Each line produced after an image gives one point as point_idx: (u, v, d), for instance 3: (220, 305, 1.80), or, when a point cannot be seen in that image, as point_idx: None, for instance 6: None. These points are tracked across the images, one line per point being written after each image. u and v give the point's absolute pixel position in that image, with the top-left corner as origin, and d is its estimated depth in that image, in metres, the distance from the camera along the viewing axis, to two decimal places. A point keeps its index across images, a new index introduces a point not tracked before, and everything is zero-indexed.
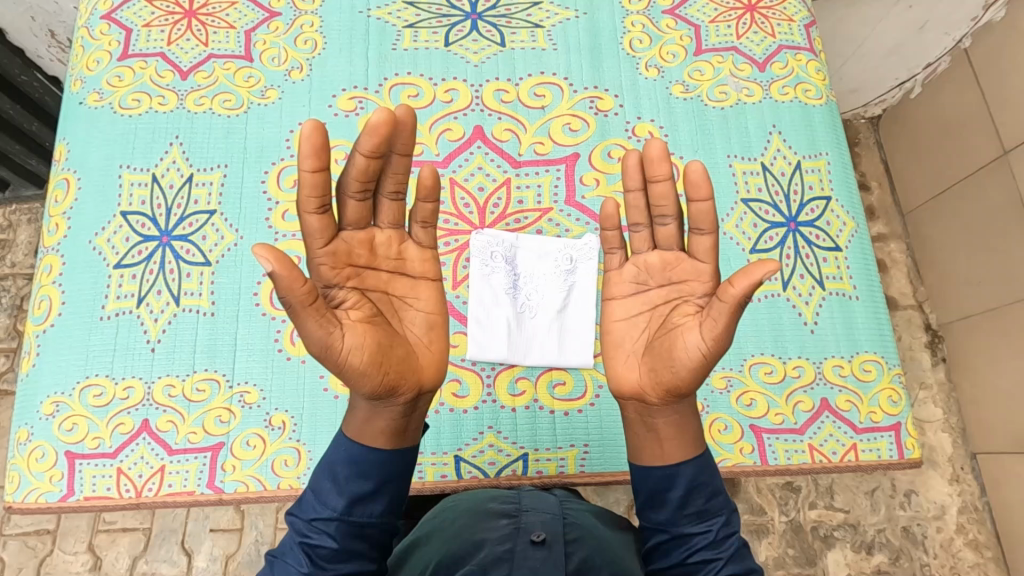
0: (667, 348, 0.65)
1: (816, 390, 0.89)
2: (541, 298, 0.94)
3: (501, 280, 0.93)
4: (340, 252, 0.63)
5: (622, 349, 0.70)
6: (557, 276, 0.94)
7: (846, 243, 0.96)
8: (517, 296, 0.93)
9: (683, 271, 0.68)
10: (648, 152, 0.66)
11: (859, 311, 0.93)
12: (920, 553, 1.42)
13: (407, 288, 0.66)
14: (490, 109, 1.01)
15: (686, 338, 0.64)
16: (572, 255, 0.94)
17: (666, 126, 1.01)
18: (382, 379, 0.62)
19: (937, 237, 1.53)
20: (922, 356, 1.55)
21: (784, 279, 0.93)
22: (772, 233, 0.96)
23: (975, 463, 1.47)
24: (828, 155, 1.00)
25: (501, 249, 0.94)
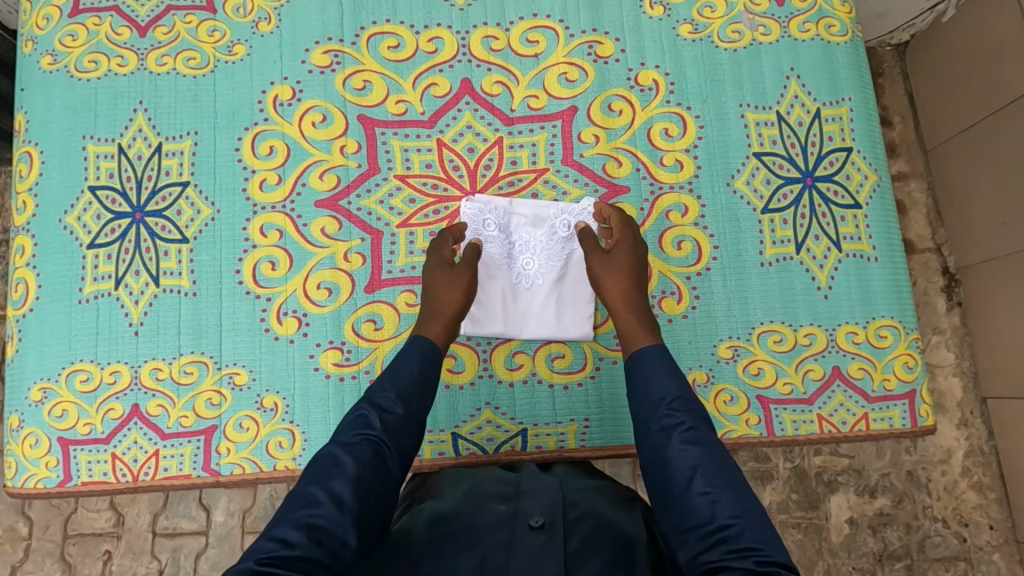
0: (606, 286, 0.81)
1: (827, 359, 0.85)
2: (537, 267, 0.88)
3: (495, 250, 0.88)
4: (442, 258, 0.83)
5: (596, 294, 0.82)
6: (554, 243, 0.88)
7: (867, 200, 0.89)
8: (514, 265, 0.88)
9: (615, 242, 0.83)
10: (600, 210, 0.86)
11: (878, 274, 0.87)
12: (923, 496, 1.42)
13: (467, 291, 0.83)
14: (478, 59, 0.92)
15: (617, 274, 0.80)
16: (569, 219, 0.88)
17: (673, 73, 0.92)
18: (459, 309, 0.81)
19: (960, 175, 1.44)
20: (937, 301, 1.49)
21: (798, 241, 0.87)
22: (786, 191, 0.89)
23: (984, 409, 1.45)
24: (851, 101, 0.91)
25: (494, 216, 0.87)
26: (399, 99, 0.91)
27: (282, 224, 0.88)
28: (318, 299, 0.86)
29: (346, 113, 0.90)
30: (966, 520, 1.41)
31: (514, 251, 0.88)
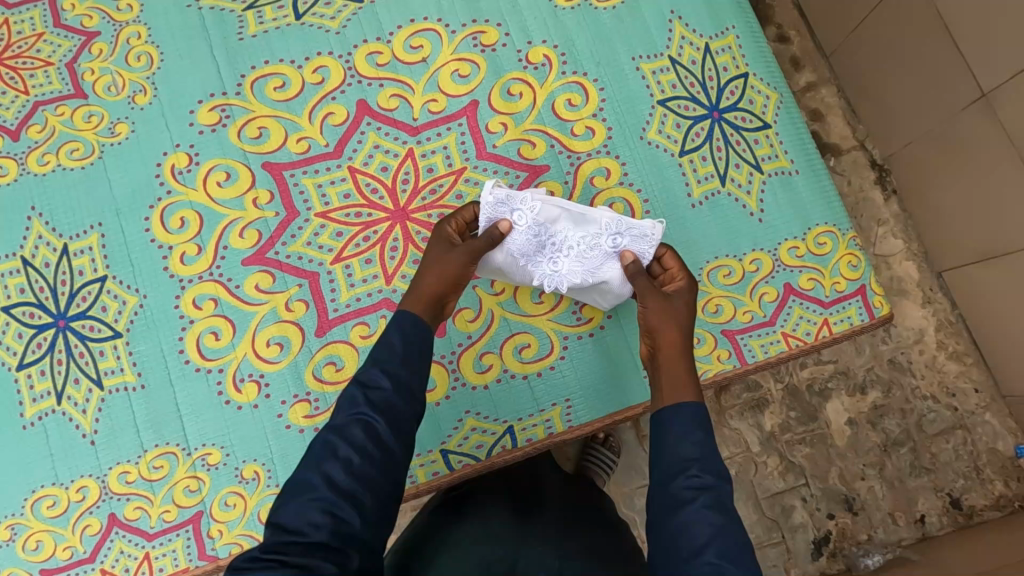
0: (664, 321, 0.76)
1: (777, 278, 0.87)
2: (567, 265, 0.82)
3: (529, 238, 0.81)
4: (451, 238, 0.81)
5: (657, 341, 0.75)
6: (595, 251, 0.81)
7: (774, 117, 0.91)
8: (542, 258, 0.82)
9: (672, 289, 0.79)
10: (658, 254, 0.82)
11: (803, 185, 0.89)
12: (909, 379, 1.45)
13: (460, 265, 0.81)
14: (368, 78, 0.91)
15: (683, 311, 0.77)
16: (622, 232, 0.81)
17: (561, 43, 0.93)
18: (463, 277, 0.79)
19: (859, 71, 1.50)
20: (875, 194, 1.54)
21: (721, 174, 0.89)
22: (697, 128, 0.90)
23: (939, 283, 1.50)
24: (734, 29, 0.93)
25: (537, 203, 0.81)
26: (299, 137, 0.89)
27: (214, 292, 0.85)
28: (271, 356, 0.84)
29: (249, 164, 0.88)
30: (952, 389, 1.45)
31: (545, 247, 0.82)
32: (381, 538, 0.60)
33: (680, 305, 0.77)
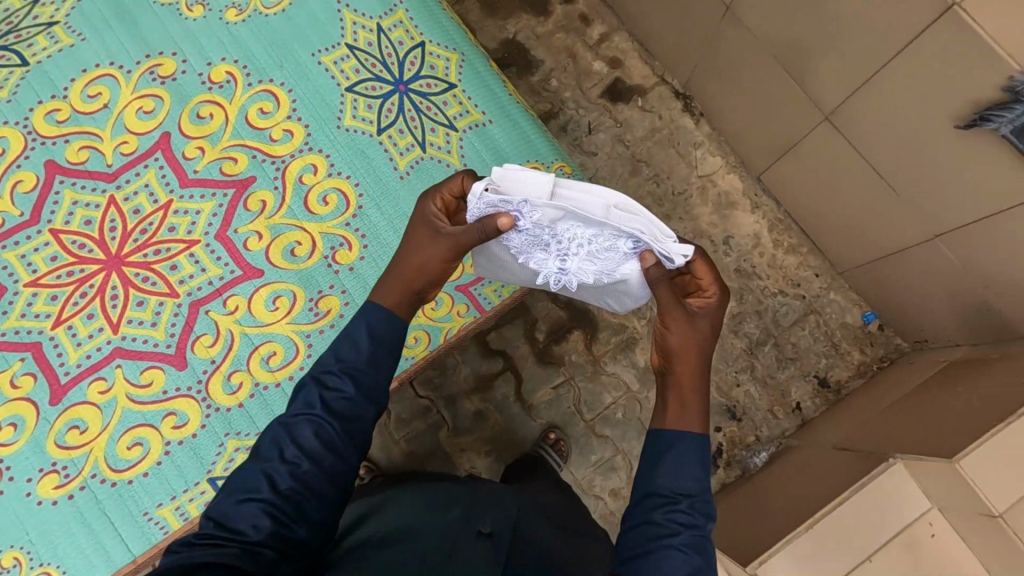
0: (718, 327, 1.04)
1: (496, 215, 1.07)
2: (582, 252, 1.04)
3: (547, 214, 1.01)
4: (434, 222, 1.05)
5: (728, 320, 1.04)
6: (606, 251, 1.04)
7: (457, 75, 1.17)
8: (549, 249, 1.06)
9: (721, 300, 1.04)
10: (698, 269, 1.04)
11: (494, 127, 1.16)
12: None
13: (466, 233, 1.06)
14: (49, 137, 1.12)
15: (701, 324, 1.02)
16: (660, 238, 1.01)
17: (241, 58, 1.15)
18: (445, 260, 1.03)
19: (648, 19, 2.02)
20: None
21: (422, 140, 1.14)
22: (388, 102, 1.15)
23: (686, 196, 2.01)
24: (403, 5, 1.19)
25: (537, 197, 1.01)
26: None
27: None
28: (7, 437, 1.04)
29: None
30: None
31: (554, 235, 1.04)
32: (295, 531, 0.86)
33: (703, 323, 1.02)
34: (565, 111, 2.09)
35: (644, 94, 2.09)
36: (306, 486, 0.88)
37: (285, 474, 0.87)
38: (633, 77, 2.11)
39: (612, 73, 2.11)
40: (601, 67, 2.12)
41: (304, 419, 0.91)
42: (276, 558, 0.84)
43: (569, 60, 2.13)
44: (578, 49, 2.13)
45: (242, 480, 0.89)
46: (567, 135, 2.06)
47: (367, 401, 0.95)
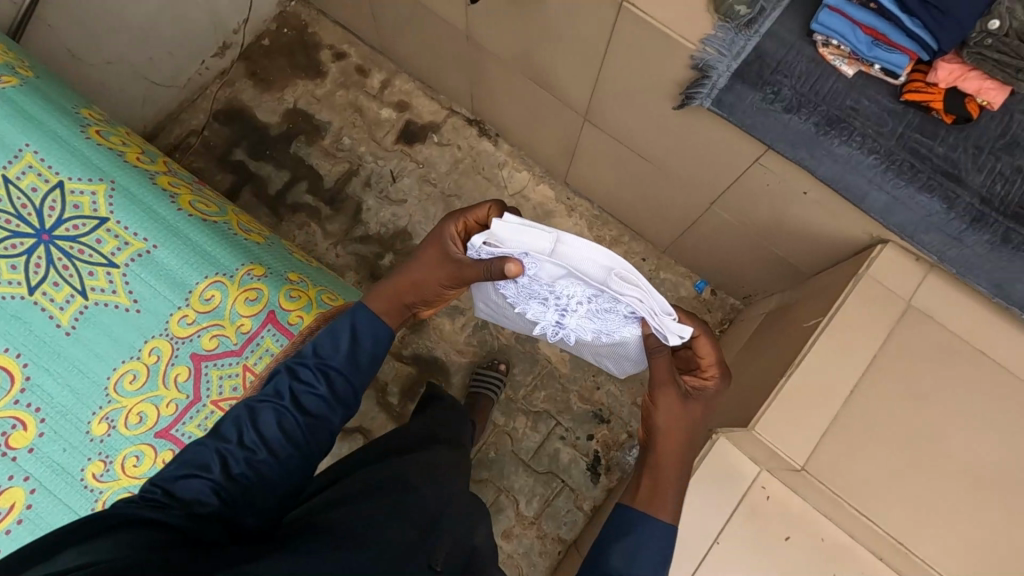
0: (705, 409, 1.08)
1: (181, 357, 1.18)
2: (582, 309, 1.03)
3: (546, 271, 0.98)
4: (433, 258, 1.08)
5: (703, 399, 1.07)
6: (607, 313, 1.02)
7: (107, 209, 1.19)
8: (543, 293, 1.03)
9: (704, 387, 1.08)
10: (699, 343, 1.06)
11: (162, 255, 1.20)
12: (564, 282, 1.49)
13: (422, 275, 1.09)
14: None
15: (693, 411, 1.06)
16: (656, 315, 0.97)
17: None
18: (433, 290, 1.09)
19: (417, 58, 2.01)
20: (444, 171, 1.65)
21: (81, 289, 1.16)
22: (30, 256, 1.14)
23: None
24: (28, 145, 1.18)
25: (546, 251, 0.97)
26: None
27: None
28: None
29: None
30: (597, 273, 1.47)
31: (551, 288, 1.01)
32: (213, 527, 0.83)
33: (692, 406, 1.07)
34: (365, 166, 2.05)
35: (438, 129, 2.08)
36: (256, 475, 0.88)
37: (240, 460, 0.88)
38: (423, 115, 2.10)
39: (402, 116, 2.09)
40: (390, 114, 2.10)
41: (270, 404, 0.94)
42: (214, 529, 0.83)
43: (357, 114, 2.10)
44: (363, 101, 2.11)
45: (191, 455, 0.89)
46: (372, 190, 2.03)
47: (336, 404, 0.96)
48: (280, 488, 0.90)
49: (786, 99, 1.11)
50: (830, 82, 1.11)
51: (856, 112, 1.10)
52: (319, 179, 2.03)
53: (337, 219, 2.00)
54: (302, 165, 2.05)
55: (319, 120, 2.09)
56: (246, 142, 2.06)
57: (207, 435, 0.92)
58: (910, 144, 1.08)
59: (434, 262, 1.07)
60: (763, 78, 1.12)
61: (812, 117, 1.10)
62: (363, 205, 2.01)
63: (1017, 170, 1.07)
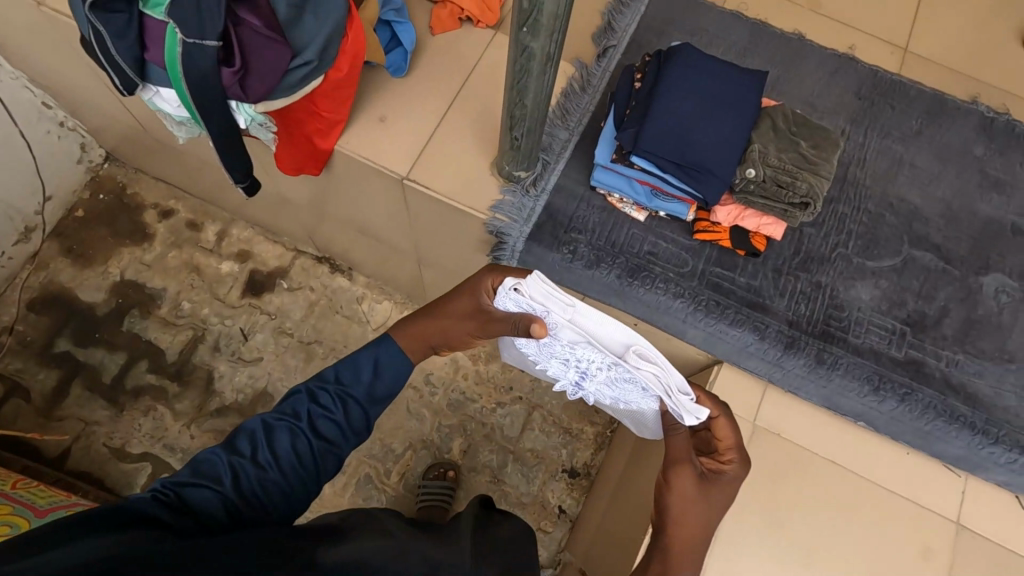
0: (722, 498, 0.86)
1: None
2: (599, 377, 0.88)
3: (570, 336, 0.82)
4: (456, 314, 0.91)
5: (721, 483, 0.87)
6: (626, 384, 0.86)
7: None
8: (571, 358, 0.86)
9: (722, 472, 0.87)
10: (717, 423, 0.88)
11: None
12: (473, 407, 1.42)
13: (449, 315, 0.91)
14: None
15: (713, 494, 0.85)
16: (672, 394, 0.81)
17: None
18: (464, 332, 0.91)
19: (247, 208, 1.90)
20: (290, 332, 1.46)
21: None
22: None
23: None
24: None
25: (565, 316, 0.81)
26: None
27: None
28: None
29: None
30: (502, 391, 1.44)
31: (576, 348, 0.84)
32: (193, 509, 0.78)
33: (714, 492, 0.86)
34: (211, 330, 1.89)
35: (285, 274, 1.96)
36: (235, 496, 0.80)
37: (251, 476, 0.81)
38: (269, 260, 1.97)
39: (245, 267, 1.96)
40: (231, 266, 1.95)
41: (286, 421, 0.86)
42: (173, 525, 0.74)
43: (195, 274, 1.94)
44: (200, 257, 1.95)
45: (203, 465, 0.82)
46: (222, 354, 1.86)
47: (351, 434, 0.88)
48: (218, 526, 0.78)
49: (585, 255, 1.07)
50: (626, 229, 1.09)
51: (655, 257, 1.08)
52: (160, 356, 1.85)
53: (187, 399, 1.81)
54: (140, 342, 1.85)
55: (150, 289, 1.91)
56: (71, 331, 1.85)
57: (223, 442, 0.85)
58: (712, 279, 1.07)
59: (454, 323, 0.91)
60: (560, 235, 1.09)
61: (614, 269, 1.07)
62: (214, 373, 1.84)
63: (815, 286, 1.09)
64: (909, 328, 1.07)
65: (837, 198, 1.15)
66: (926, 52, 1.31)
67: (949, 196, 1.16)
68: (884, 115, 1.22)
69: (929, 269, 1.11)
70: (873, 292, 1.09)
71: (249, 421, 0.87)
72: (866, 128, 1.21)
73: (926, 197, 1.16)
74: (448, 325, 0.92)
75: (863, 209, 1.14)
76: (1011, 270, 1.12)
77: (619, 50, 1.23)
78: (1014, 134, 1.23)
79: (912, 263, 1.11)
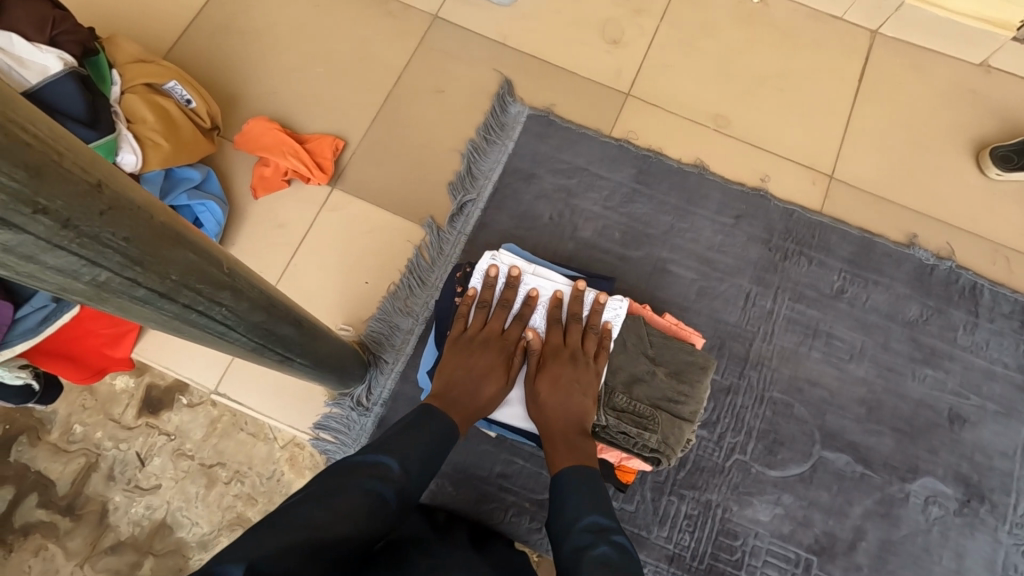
0: (581, 379, 0.74)
1: None
2: None
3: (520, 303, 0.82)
4: (474, 346, 0.77)
5: (572, 368, 0.75)
6: None
7: None
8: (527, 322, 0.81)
9: (571, 367, 0.75)
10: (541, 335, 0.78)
11: None
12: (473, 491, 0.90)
13: (469, 349, 0.77)
14: None
15: (572, 380, 0.74)
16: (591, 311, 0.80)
17: None
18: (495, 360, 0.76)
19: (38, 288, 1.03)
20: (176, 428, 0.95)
21: None
22: None
23: (285, 489, 0.92)
24: None
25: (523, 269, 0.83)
26: None
27: None
28: None
29: None
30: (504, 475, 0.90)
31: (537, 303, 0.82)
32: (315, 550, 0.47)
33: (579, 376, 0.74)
34: (106, 457, 0.95)
35: (186, 386, 0.97)
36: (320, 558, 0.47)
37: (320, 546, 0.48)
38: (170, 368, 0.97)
39: (140, 381, 0.97)
40: (125, 381, 0.97)
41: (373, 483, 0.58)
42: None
43: (87, 392, 0.97)
44: None
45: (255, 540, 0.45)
46: (116, 486, 0.93)
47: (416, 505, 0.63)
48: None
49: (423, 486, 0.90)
50: (475, 445, 0.92)
51: (509, 480, 0.90)
52: (51, 489, 0.93)
53: (79, 537, 0.91)
54: (23, 475, 0.94)
55: (39, 411, 0.97)
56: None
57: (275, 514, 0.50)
58: None
59: (477, 350, 0.77)
60: None
61: (459, 498, 0.90)
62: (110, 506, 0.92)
63: (703, 506, 0.91)
64: (815, 556, 0.89)
65: (735, 386, 0.96)
66: (856, 177, 1.09)
67: (872, 376, 0.97)
68: (798, 270, 1.02)
69: (843, 476, 0.92)
70: (772, 511, 0.91)
71: (320, 481, 0.56)
72: (776, 290, 1.01)
73: (841, 378, 0.97)
74: (471, 355, 0.77)
75: (766, 400, 0.96)
76: (943, 473, 0.93)
77: (478, 205, 1.03)
78: (955, 287, 1.02)
79: (823, 468, 0.93)
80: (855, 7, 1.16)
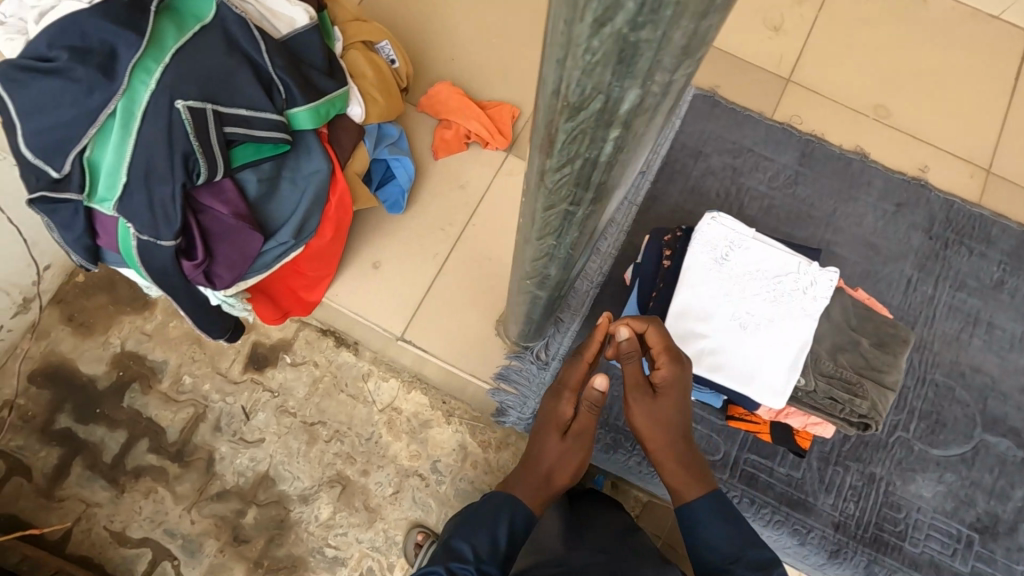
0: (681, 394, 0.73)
1: None
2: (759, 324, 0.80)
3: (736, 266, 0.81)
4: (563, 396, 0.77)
5: (674, 390, 0.73)
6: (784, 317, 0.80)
7: None
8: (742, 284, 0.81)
9: (668, 390, 0.73)
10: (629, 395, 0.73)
11: None
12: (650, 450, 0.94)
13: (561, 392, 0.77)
14: None
15: (672, 397, 0.73)
16: (805, 282, 0.80)
17: None
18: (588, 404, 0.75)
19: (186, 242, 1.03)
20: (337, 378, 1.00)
21: None
22: None
23: (382, 450, 0.97)
24: None
25: (739, 234, 0.82)
26: None
27: None
28: None
29: None
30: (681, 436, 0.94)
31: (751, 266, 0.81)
32: None
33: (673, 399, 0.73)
34: (213, 408, 0.99)
35: (289, 345, 1.02)
36: None
37: None
38: (274, 327, 1.03)
39: (245, 337, 1.02)
40: None
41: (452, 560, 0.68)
42: None
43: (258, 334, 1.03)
44: None
45: None
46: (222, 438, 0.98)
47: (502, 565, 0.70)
48: None
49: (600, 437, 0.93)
50: None
51: None
52: (161, 436, 0.98)
53: (186, 483, 0.96)
54: (134, 421, 0.98)
55: (149, 359, 1.01)
56: (56, 404, 0.98)
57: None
58: (747, 470, 0.93)
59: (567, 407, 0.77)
60: None
61: (635, 454, 0.93)
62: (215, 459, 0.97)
63: (867, 479, 0.94)
64: (977, 534, 0.92)
65: None
66: (1013, 174, 1.11)
67: None
68: (958, 259, 1.04)
69: (1005, 461, 0.95)
70: (935, 488, 0.94)
71: None
72: (937, 277, 1.03)
73: (1002, 367, 0.99)
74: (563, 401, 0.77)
75: (928, 381, 0.98)
76: None
77: (648, 177, 1.07)
78: None
79: (984, 451, 0.95)
80: (1015, 7, 1.18)
